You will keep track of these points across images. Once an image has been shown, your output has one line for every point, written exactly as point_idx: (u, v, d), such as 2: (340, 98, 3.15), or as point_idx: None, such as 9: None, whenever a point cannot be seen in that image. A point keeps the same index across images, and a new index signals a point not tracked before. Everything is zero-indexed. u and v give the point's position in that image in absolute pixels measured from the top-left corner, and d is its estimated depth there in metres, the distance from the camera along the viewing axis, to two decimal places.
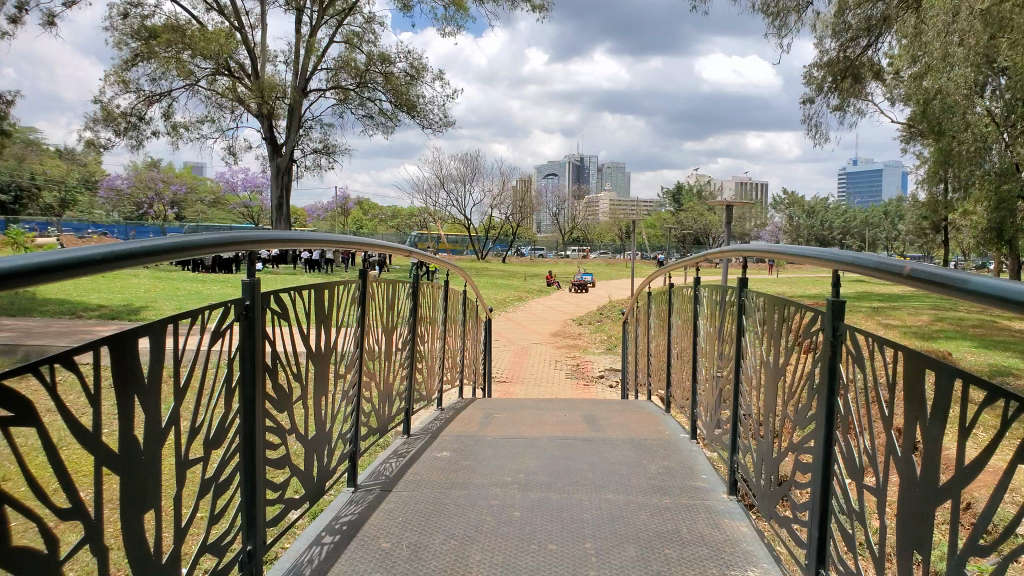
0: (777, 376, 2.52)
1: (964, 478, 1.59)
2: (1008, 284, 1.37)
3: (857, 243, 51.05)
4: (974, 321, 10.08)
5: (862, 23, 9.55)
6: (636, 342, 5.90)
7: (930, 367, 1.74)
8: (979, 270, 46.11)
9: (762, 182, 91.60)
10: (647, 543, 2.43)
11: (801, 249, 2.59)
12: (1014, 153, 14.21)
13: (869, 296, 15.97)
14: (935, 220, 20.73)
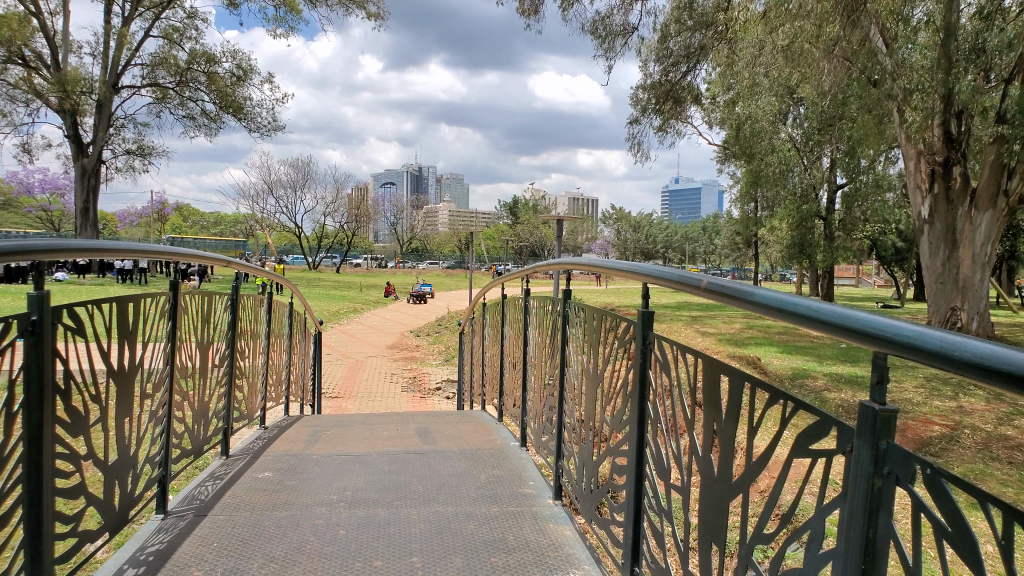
0: (597, 382, 2.64)
1: (752, 471, 1.73)
2: (784, 294, 1.53)
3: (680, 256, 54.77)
4: (778, 328, 11.06)
5: (682, 50, 10.31)
6: (472, 353, 5.95)
7: (723, 371, 1.89)
8: (783, 281, 51.28)
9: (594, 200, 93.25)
10: (473, 553, 2.44)
11: (617, 262, 2.75)
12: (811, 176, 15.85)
13: (688, 305, 17.11)
14: (747, 236, 22.67)
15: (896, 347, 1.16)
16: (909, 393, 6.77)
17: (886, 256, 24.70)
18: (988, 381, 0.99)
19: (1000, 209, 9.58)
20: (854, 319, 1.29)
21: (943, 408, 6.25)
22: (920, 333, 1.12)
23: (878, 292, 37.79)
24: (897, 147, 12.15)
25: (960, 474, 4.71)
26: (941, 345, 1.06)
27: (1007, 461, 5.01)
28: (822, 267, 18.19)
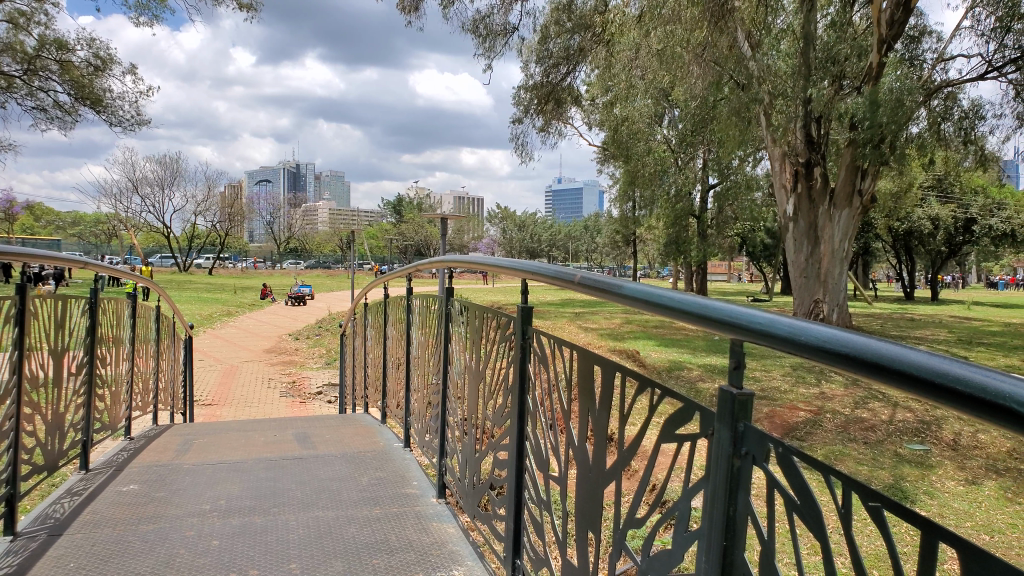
0: (479, 378, 2.65)
1: (623, 458, 1.79)
2: (655, 288, 1.60)
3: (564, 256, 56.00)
4: (654, 323, 11.52)
5: (562, 52, 10.53)
6: (354, 355, 5.84)
7: (597, 362, 1.95)
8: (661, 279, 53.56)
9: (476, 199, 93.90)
10: (354, 556, 2.40)
11: (502, 260, 2.79)
12: (683, 177, 16.61)
13: (571, 302, 17.46)
14: (626, 235, 23.46)
15: (761, 337, 1.22)
16: (776, 381, 7.21)
17: (754, 253, 26.21)
18: (843, 368, 1.05)
19: (856, 207, 10.41)
20: (725, 311, 1.35)
21: (806, 394, 6.69)
22: (784, 323, 1.18)
23: (747, 287, 39.99)
24: (761, 149, 12.94)
25: (821, 456, 5.05)
26: (801, 333, 1.12)
27: (862, 442, 5.42)
28: (695, 264, 19.07)
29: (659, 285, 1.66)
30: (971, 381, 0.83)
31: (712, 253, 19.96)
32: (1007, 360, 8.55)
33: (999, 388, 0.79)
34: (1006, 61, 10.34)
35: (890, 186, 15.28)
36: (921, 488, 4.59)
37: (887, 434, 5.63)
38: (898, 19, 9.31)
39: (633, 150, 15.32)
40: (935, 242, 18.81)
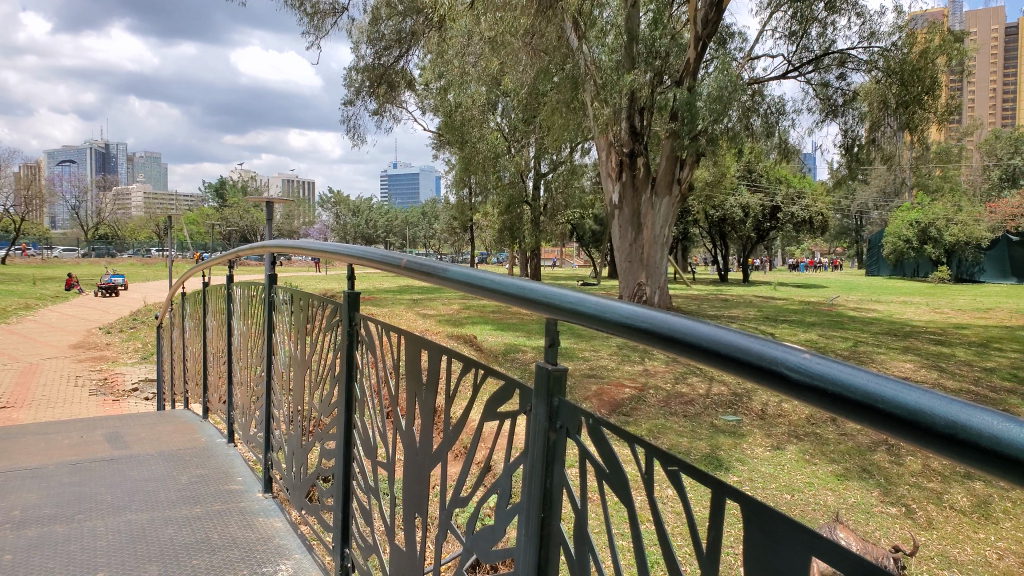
0: (305, 368, 2.57)
1: (448, 439, 1.81)
2: (479, 272, 1.67)
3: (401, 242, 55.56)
4: (491, 307, 11.73)
5: (394, 35, 10.43)
6: (172, 348, 5.46)
7: (423, 346, 1.94)
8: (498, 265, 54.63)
9: (307, 181, 91.46)
10: (171, 558, 2.25)
11: (331, 246, 2.73)
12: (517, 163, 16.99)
13: (408, 288, 17.33)
14: (462, 221, 23.64)
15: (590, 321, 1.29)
16: (604, 360, 7.57)
17: (584, 238, 27.26)
18: (656, 346, 1.12)
19: (675, 195, 11.09)
20: (556, 297, 1.41)
21: (632, 371, 7.09)
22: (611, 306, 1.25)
23: (579, 271, 41.65)
24: (588, 139, 13.51)
25: (647, 430, 5.35)
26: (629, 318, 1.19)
27: (682, 415, 5.82)
28: (529, 249, 19.57)
29: (479, 268, 1.73)
30: (745, 351, 0.93)
31: (545, 238, 20.56)
32: (805, 335, 9.53)
33: (787, 359, 0.88)
34: (806, 62, 11.38)
35: (706, 175, 16.44)
36: (735, 456, 5.01)
37: (704, 407, 6.09)
38: (711, 18, 9.83)
39: (468, 137, 15.43)
40: (745, 228, 20.50)
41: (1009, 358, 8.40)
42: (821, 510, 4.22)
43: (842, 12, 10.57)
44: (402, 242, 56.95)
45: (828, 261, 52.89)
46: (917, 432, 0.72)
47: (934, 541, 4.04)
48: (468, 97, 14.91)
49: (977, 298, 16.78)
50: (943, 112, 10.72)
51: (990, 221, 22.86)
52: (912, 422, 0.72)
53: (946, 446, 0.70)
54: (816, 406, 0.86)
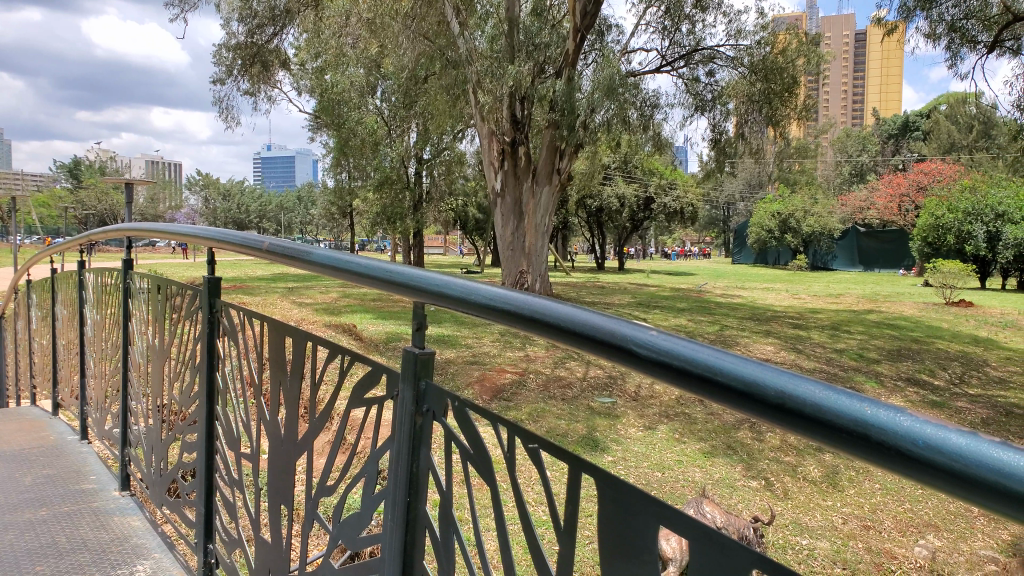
0: (163, 359, 2.45)
1: (314, 428, 1.77)
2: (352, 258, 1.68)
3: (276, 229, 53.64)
4: (371, 296, 11.56)
5: (266, 12, 10.16)
6: (16, 340, 5.01)
7: (288, 334, 1.89)
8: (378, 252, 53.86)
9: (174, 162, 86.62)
10: (12, 565, 2.09)
11: (192, 230, 2.62)
12: (397, 149, 16.73)
13: (283, 276, 16.76)
14: (341, 206, 23.09)
15: (489, 310, 1.33)
16: (486, 347, 7.62)
17: (467, 227, 27.30)
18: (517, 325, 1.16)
19: (555, 183, 11.27)
20: (444, 285, 1.43)
21: (513, 358, 7.18)
22: (500, 296, 1.30)
23: (461, 259, 41.69)
24: (468, 125, 13.52)
25: (527, 414, 5.43)
26: (523, 306, 1.23)
27: (561, 399, 5.95)
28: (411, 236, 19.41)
29: (352, 252, 1.73)
30: None
31: (426, 225, 20.43)
32: (677, 320, 9.97)
33: (675, 351, 0.95)
34: (678, 57, 11.81)
35: (584, 165, 16.88)
36: (610, 437, 5.17)
37: (581, 390, 6.25)
38: (590, 11, 10.03)
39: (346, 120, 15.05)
40: (622, 217, 21.19)
41: (857, 340, 9.14)
42: (689, 486, 4.45)
43: (709, 10, 11.11)
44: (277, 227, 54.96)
45: (699, 251, 55.44)
46: (789, 415, 0.81)
47: (789, 509, 4.36)
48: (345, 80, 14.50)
49: (830, 284, 18.15)
50: (801, 110, 11.52)
51: (841, 214, 24.75)
52: (784, 405, 0.81)
53: (813, 427, 0.79)
54: (697, 390, 0.94)
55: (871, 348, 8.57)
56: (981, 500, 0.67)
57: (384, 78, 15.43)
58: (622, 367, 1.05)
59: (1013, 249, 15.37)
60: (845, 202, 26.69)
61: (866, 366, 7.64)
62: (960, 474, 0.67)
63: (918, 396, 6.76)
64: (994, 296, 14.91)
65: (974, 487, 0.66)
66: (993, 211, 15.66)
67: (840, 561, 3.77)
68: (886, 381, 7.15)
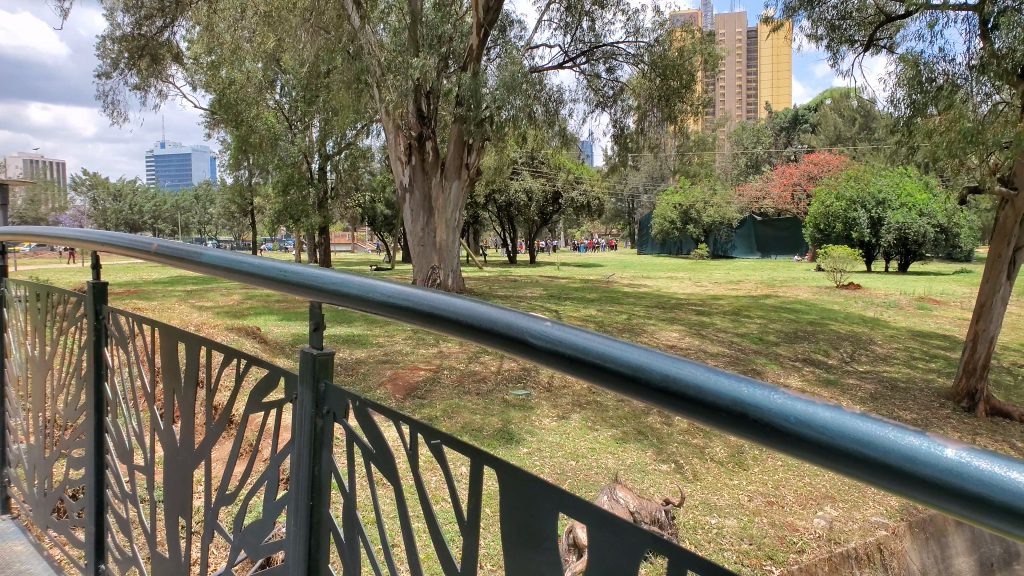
0: (45, 370, 2.30)
1: (211, 436, 1.71)
2: (247, 259, 1.62)
3: (173, 229, 51.27)
4: (276, 296, 11.22)
5: (155, 3, 9.56)
6: None
7: (180, 338, 1.81)
8: (282, 250, 52.44)
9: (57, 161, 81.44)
10: None
11: (73, 234, 2.47)
12: (299, 145, 16.30)
13: (181, 279, 16.04)
14: (241, 205, 22.30)
15: (385, 307, 1.31)
16: (398, 345, 7.52)
17: (375, 223, 26.85)
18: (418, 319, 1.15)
19: (464, 178, 11.23)
20: (339, 283, 1.40)
21: (426, 355, 7.12)
22: (393, 292, 1.29)
23: (367, 257, 40.96)
24: (372, 120, 13.33)
25: (441, 410, 5.38)
26: (417, 302, 1.23)
27: (475, 393, 5.94)
28: (317, 233, 18.93)
29: (248, 252, 1.67)
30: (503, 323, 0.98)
31: (332, 222, 19.98)
32: (587, 311, 10.14)
33: (567, 339, 0.97)
34: (579, 53, 11.97)
35: (491, 160, 16.90)
36: (525, 429, 5.20)
37: (495, 384, 6.27)
38: (492, 6, 10.05)
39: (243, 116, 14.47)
40: (530, 211, 21.38)
41: (757, 323, 9.54)
42: (603, 473, 4.54)
43: (608, 8, 11.35)
44: (174, 227, 52.60)
45: (605, 243, 56.55)
46: (672, 397, 0.83)
47: (698, 490, 4.51)
48: (242, 74, 14.02)
49: (730, 271, 18.86)
50: (698, 104, 11.91)
51: (738, 203, 25.75)
52: (667, 388, 0.83)
53: (695, 408, 0.81)
54: (589, 378, 0.96)
55: (770, 331, 8.97)
56: (848, 471, 0.70)
57: (282, 73, 14.98)
58: (519, 359, 1.06)
59: (894, 233, 16.40)
60: (742, 192, 27.80)
61: (765, 349, 7.97)
62: (826, 447, 0.70)
63: (813, 376, 7.13)
64: (879, 279, 15.88)
65: (841, 458, 0.69)
66: (874, 199, 16.83)
67: (747, 537, 3.94)
68: (785, 362, 7.49)
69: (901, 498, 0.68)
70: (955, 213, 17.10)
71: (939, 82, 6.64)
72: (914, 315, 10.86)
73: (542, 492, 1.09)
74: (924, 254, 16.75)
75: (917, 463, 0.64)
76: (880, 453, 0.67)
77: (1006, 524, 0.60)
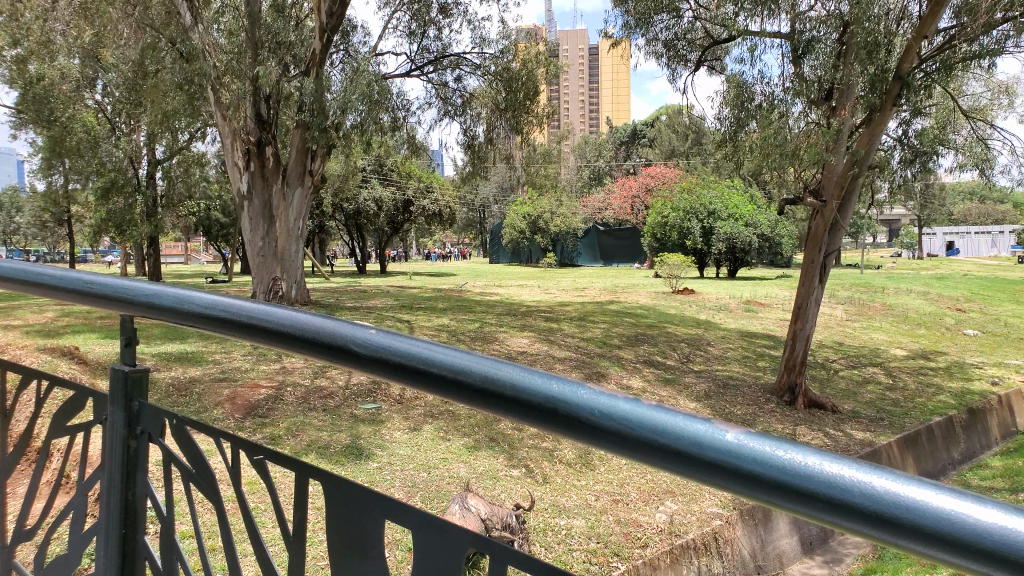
0: None
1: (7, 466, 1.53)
2: (52, 271, 1.48)
3: None
4: (98, 312, 10.33)
5: None
6: None
7: None
8: (106, 262, 48.56)
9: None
10: None
11: None
12: (123, 148, 15.14)
13: None
14: (57, 213, 20.37)
15: (204, 318, 1.24)
16: (237, 362, 7.14)
17: (210, 233, 25.37)
18: (265, 333, 1.15)
19: (307, 185, 10.76)
20: (153, 295, 1.31)
21: (267, 371, 6.79)
22: (208, 303, 1.22)
23: (204, 268, 38.60)
24: (206, 123, 12.63)
25: (285, 429, 5.15)
26: (243, 313, 1.18)
27: (321, 409, 5.75)
28: (147, 244, 17.64)
29: (52, 265, 1.53)
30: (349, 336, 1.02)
31: (163, 232, 18.72)
32: (438, 320, 10.13)
33: (395, 347, 0.99)
34: (426, 62, 11.96)
35: (337, 167, 16.50)
36: (375, 443, 5.09)
37: (342, 398, 6.10)
38: (335, 11, 9.81)
39: (55, 114, 13.24)
40: (379, 220, 21.04)
41: (600, 328, 9.92)
42: (455, 482, 4.54)
43: (454, 17, 11.46)
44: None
45: (457, 252, 56.86)
46: (498, 399, 0.89)
47: (548, 492, 4.60)
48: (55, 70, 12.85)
49: (576, 278, 19.50)
50: (542, 116, 12.25)
51: (583, 214, 26.73)
52: (491, 387, 0.89)
53: (515, 407, 0.87)
54: (419, 384, 0.98)
55: (613, 335, 9.36)
56: (654, 459, 0.78)
57: (103, 70, 13.88)
58: (347, 368, 1.06)
59: (723, 242, 17.67)
60: (586, 203, 28.89)
61: (609, 352, 8.31)
62: (630, 436, 0.77)
63: (653, 376, 7.50)
64: (711, 283, 17.02)
65: (646, 447, 0.77)
66: (705, 210, 18.07)
67: (595, 536, 4.07)
68: (627, 363, 7.85)
69: (694, 481, 0.76)
70: (775, 223, 18.70)
71: (760, 100, 7.24)
72: (742, 317, 11.73)
73: (373, 502, 1.06)
74: (750, 260, 18.14)
75: (704, 447, 0.73)
76: (675, 439, 0.75)
77: (778, 497, 0.69)
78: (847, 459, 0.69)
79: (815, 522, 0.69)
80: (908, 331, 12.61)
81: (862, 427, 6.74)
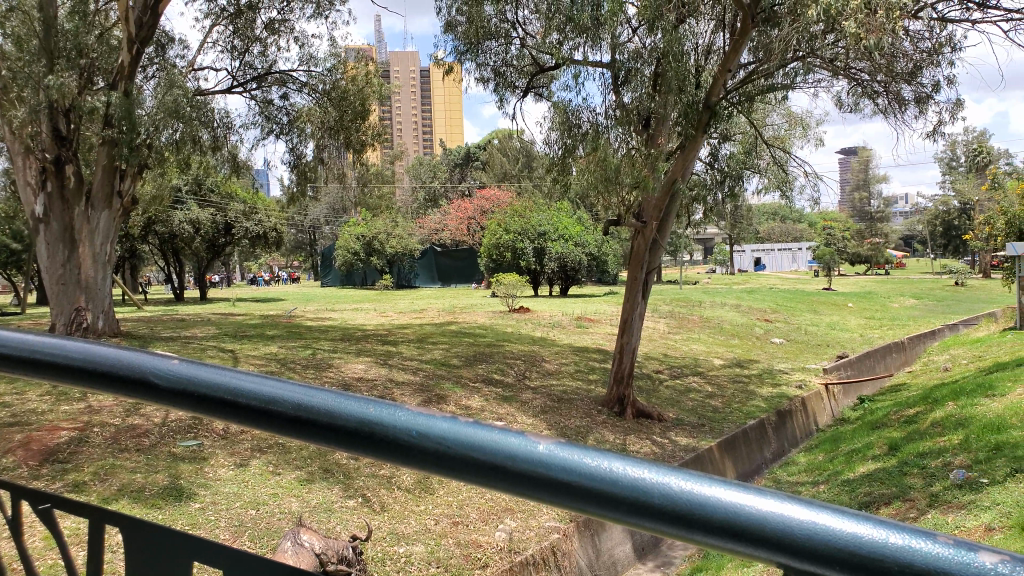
0: None
1: None
2: None
3: None
4: None
5: None
6: None
7: None
8: None
9: None
10: None
11: None
12: None
13: None
14: None
15: None
16: (30, 404, 6.36)
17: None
18: (50, 370, 1.03)
19: (115, 208, 9.92)
20: None
21: (68, 412, 6.12)
22: None
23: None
24: None
25: (91, 475, 4.67)
26: (21, 348, 1.05)
27: (134, 450, 5.27)
28: None
29: None
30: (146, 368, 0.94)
31: None
32: (267, 348, 9.64)
33: (199, 378, 0.93)
34: (250, 78, 11.47)
35: (149, 188, 15.30)
36: (197, 482, 4.74)
37: (159, 437, 5.63)
38: (146, 22, 9.19)
39: None
40: (196, 244, 19.68)
41: (438, 349, 9.88)
42: (287, 518, 4.33)
43: (281, 34, 11.09)
44: None
45: (285, 276, 54.56)
46: (311, 427, 0.85)
47: (387, 521, 4.50)
48: None
49: (413, 301, 19.34)
50: (373, 135, 12.08)
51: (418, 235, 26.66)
52: (302, 417, 0.85)
53: (330, 434, 0.84)
54: (224, 416, 0.92)
55: (451, 356, 9.36)
56: (470, 476, 0.78)
57: None
58: (144, 402, 0.98)
59: (555, 261, 18.51)
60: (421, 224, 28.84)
61: (447, 373, 8.29)
62: (445, 454, 0.77)
63: (492, 394, 7.57)
64: (545, 302, 17.55)
65: (463, 465, 0.77)
66: (536, 231, 18.66)
67: (435, 560, 4.03)
68: (466, 384, 7.86)
69: (511, 495, 0.77)
70: (602, 243, 19.61)
71: (586, 127, 7.66)
72: (574, 333, 12.17)
73: (177, 544, 0.98)
74: (580, 279, 18.93)
75: (512, 459, 0.74)
76: (489, 453, 0.75)
77: (585, 504, 0.72)
78: (648, 462, 0.73)
79: (623, 524, 0.73)
80: (723, 342, 13.67)
81: (685, 434, 7.20)
